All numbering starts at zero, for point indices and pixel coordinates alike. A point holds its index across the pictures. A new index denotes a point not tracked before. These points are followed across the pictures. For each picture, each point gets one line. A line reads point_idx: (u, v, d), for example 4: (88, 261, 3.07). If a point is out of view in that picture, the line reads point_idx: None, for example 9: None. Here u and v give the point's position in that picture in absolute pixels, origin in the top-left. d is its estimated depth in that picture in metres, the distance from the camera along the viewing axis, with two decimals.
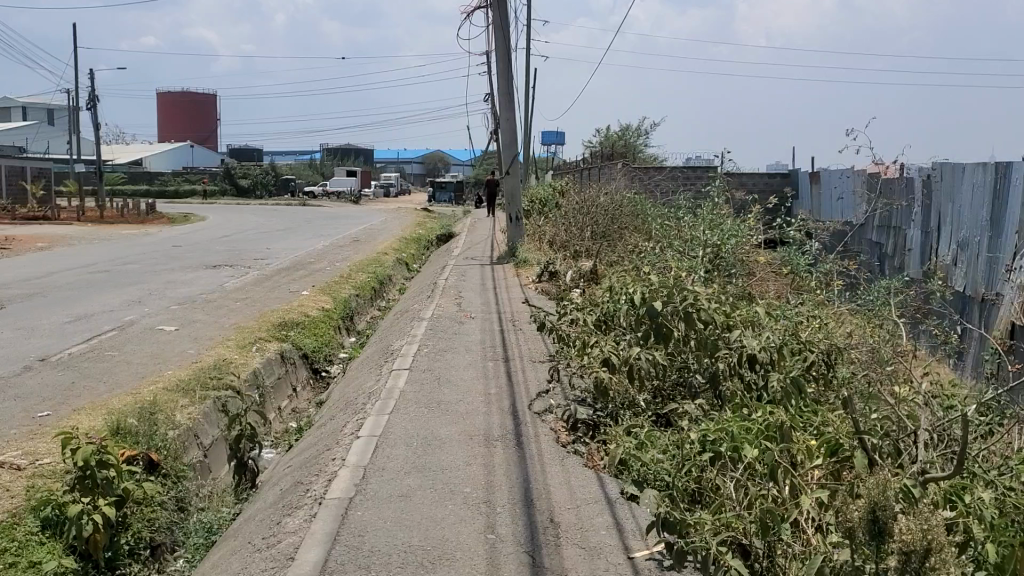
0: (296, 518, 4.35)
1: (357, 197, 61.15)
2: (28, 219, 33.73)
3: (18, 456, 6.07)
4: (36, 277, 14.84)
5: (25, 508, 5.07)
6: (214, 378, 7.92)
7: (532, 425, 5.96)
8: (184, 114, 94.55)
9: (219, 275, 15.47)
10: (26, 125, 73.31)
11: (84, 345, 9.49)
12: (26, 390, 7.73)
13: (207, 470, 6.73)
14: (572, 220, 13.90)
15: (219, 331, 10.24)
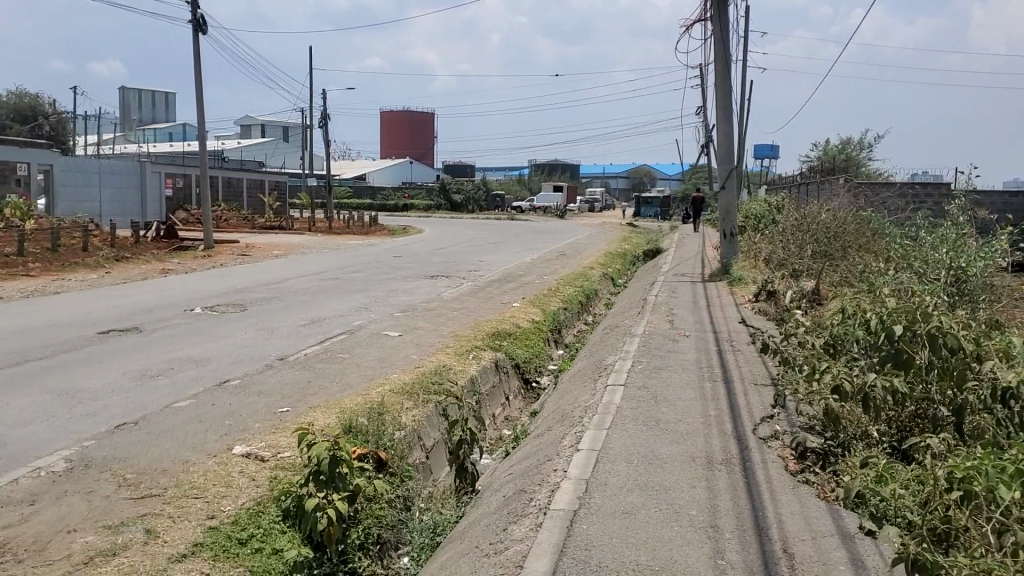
0: (522, 527, 4.39)
1: (564, 212, 61.94)
2: (265, 228, 36.52)
3: (263, 447, 6.54)
4: (275, 282, 15.97)
5: (269, 499, 5.58)
6: (435, 384, 8.20)
7: (758, 451, 5.74)
8: (403, 131, 99.26)
9: (437, 285, 16.05)
10: (265, 142, 79.54)
11: (318, 346, 10.11)
12: (268, 388, 8.29)
13: (429, 473, 6.94)
14: (791, 237, 13.39)
15: (439, 338, 10.62)
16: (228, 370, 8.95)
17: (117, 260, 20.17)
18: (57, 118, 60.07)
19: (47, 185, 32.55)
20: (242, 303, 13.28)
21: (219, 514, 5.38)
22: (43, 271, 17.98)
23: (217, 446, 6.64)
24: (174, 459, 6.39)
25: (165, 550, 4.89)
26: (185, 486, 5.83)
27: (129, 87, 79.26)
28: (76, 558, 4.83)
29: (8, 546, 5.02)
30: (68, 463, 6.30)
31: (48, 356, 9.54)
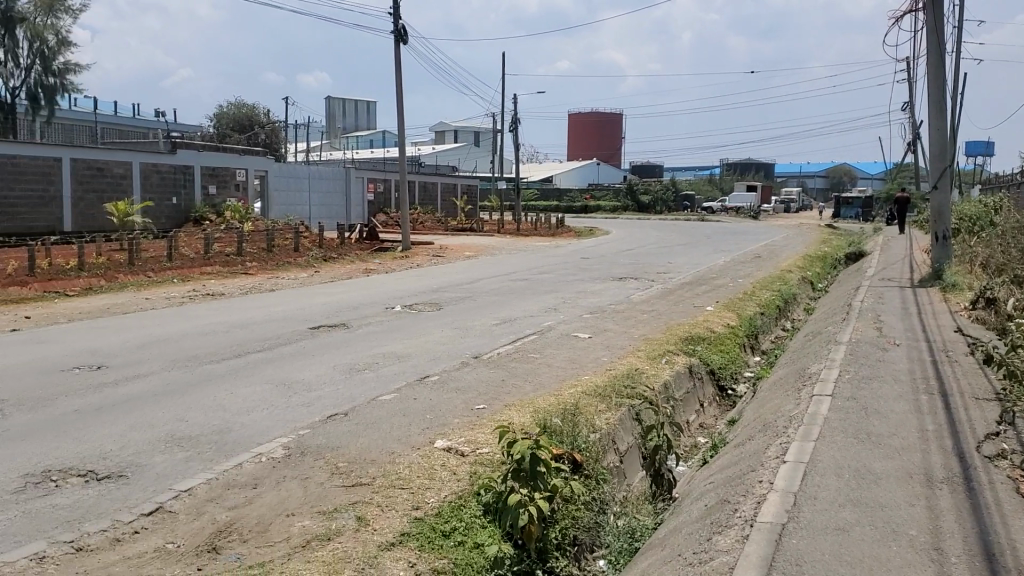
0: (727, 538, 4.28)
1: (757, 214, 60.16)
2: (458, 229, 37.61)
3: (463, 443, 6.72)
4: (469, 282, 16.41)
5: (470, 495, 5.72)
6: (628, 388, 8.14)
7: (984, 470, 5.32)
8: (592, 133, 99.64)
9: (628, 287, 15.97)
10: (457, 147, 82.00)
11: (512, 346, 10.27)
12: (466, 385, 8.51)
13: (623, 476, 6.88)
14: (1012, 240, 12.40)
15: (631, 341, 10.54)
16: (428, 366, 9.27)
17: (324, 260, 21.34)
18: (271, 127, 64.43)
19: (262, 189, 34.86)
20: (439, 303, 13.73)
21: (423, 506, 5.58)
22: (260, 270, 19.27)
23: (420, 440, 6.87)
24: (380, 450, 6.68)
25: (375, 538, 5.11)
26: (392, 477, 6.09)
27: (334, 97, 83.87)
28: (294, 542, 5.14)
29: (234, 526, 5.42)
30: (286, 449, 6.71)
31: (266, 349, 10.22)
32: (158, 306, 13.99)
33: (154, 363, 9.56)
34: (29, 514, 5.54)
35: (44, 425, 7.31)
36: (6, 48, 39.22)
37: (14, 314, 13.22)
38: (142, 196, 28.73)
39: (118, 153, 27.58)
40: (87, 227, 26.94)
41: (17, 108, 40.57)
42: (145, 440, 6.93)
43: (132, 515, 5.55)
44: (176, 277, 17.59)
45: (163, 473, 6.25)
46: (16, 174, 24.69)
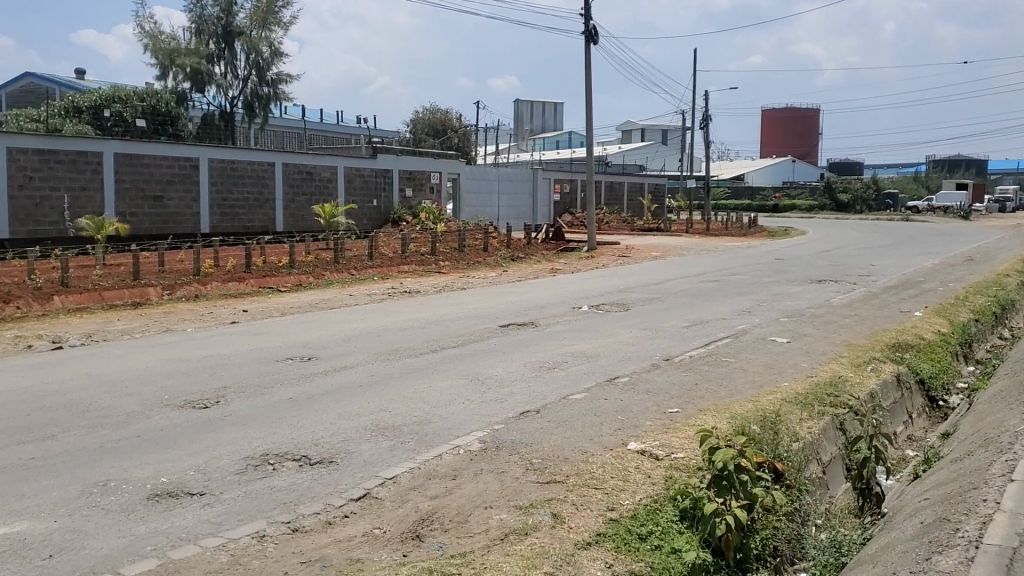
0: (948, 559, 4.00)
1: (968, 213, 56.13)
2: (645, 230, 37.29)
3: (657, 446, 6.64)
4: (658, 283, 16.25)
5: (667, 499, 5.65)
6: (831, 396, 7.78)
7: None
8: (785, 130, 96.29)
9: (825, 290, 15.32)
10: (645, 146, 81.36)
11: (704, 348, 10.08)
12: (658, 387, 8.41)
13: (825, 488, 6.58)
14: None
15: (832, 347, 10.10)
16: (619, 367, 9.24)
17: (514, 260, 21.71)
18: (464, 131, 66.23)
19: (454, 192, 35.95)
20: (627, 303, 13.67)
21: (619, 507, 5.56)
22: (452, 269, 19.84)
23: (614, 441, 6.86)
24: (575, 448, 6.71)
25: (572, 536, 5.14)
26: (587, 475, 6.11)
27: (522, 99, 85.18)
28: (493, 534, 5.26)
29: (436, 515, 5.59)
30: (482, 443, 6.86)
31: (461, 345, 10.51)
32: (360, 302, 14.69)
33: (358, 356, 10.04)
34: (251, 494, 5.93)
35: (262, 411, 7.82)
36: (226, 61, 42.33)
37: (234, 308, 14.22)
38: (345, 198, 30.25)
39: (325, 157, 29.19)
40: (296, 228, 28.68)
41: (236, 117, 43.64)
42: (351, 428, 7.28)
43: (342, 499, 5.84)
44: (376, 275, 18.38)
45: (369, 461, 6.54)
46: (236, 178, 26.63)
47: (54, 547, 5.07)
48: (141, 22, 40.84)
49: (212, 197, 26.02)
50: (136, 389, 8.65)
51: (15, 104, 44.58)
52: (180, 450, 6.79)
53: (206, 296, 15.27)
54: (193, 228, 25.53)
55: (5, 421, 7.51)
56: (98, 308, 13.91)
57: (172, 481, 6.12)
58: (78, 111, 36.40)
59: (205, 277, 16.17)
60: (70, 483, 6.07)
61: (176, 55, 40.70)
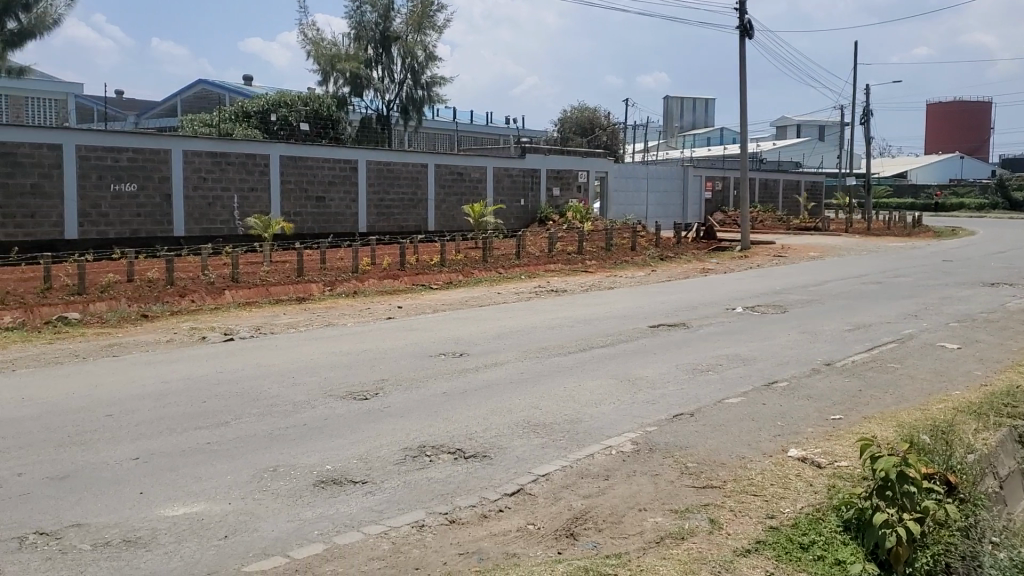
0: None
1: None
2: (801, 229, 36.06)
3: (818, 454, 6.42)
4: (816, 285, 15.69)
5: (829, 508, 5.45)
6: (1008, 407, 7.30)
7: None
8: (953, 125, 91.14)
9: (999, 293, 14.38)
10: (799, 143, 78.74)
11: (868, 353, 9.66)
12: (818, 393, 8.12)
13: (1002, 503, 6.18)
14: None
15: (1009, 354, 9.48)
16: (776, 370, 8.97)
17: (663, 259, 21.46)
18: (613, 129, 66.00)
19: (603, 190, 35.86)
20: (782, 305, 13.27)
21: (779, 515, 5.39)
22: (600, 268, 19.80)
23: (773, 447, 6.68)
24: (731, 453, 6.56)
25: (729, 542, 5.03)
26: (744, 482, 5.96)
27: (672, 96, 84.07)
28: (648, 536, 5.21)
29: (590, 515, 5.59)
30: (635, 444, 6.80)
31: (611, 344, 10.47)
32: (510, 300, 14.86)
33: (509, 353, 10.15)
34: (409, 484, 6.09)
35: (418, 405, 8.03)
36: (383, 65, 43.73)
37: (390, 304, 14.65)
38: (494, 197, 30.69)
39: (476, 158, 29.72)
40: (447, 227, 29.32)
41: (392, 120, 44.97)
42: (505, 424, 7.37)
43: (497, 494, 5.92)
44: (524, 274, 18.56)
45: (522, 457, 6.60)
46: (391, 179, 27.45)
47: (228, 528, 5.36)
48: (305, 29, 42.72)
49: (369, 197, 26.92)
50: (300, 380, 9.05)
51: (190, 109, 47.51)
52: (343, 439, 7.05)
53: (363, 293, 15.82)
54: (350, 228, 26.49)
55: (184, 407, 8.01)
56: (265, 302, 14.64)
57: (336, 469, 6.36)
58: (247, 116, 38.44)
59: (363, 275, 16.73)
60: (242, 467, 6.40)
61: (337, 60, 42.36)
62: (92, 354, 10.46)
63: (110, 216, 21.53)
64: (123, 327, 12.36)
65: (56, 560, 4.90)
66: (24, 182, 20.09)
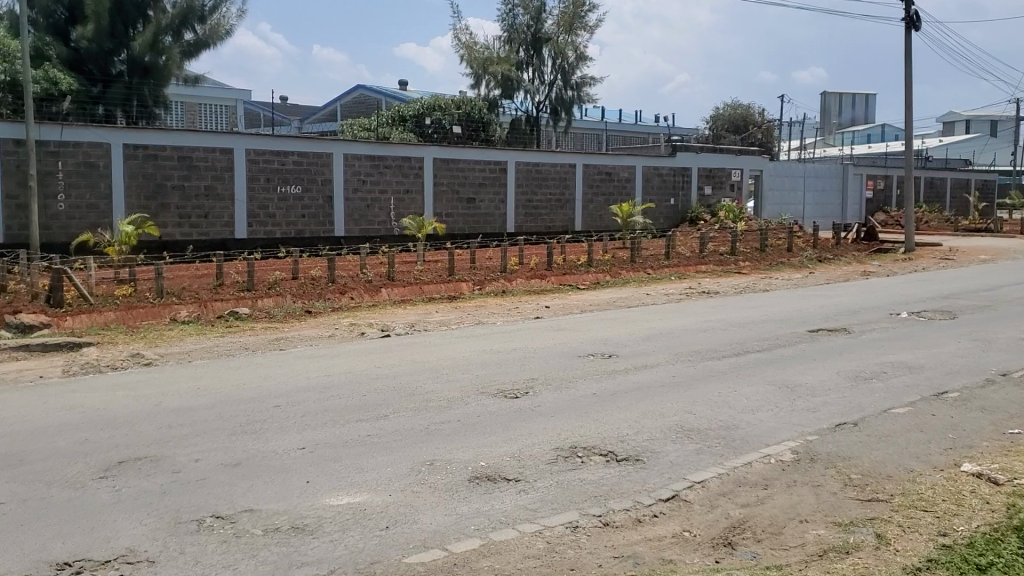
0: None
1: None
2: (970, 230, 34.08)
3: (996, 470, 6.05)
4: (989, 289, 14.78)
5: (1009, 528, 5.00)
6: None
7: None
8: None
9: None
10: (969, 138, 74.38)
11: None
12: (994, 405, 7.64)
13: None
14: None
15: None
16: (947, 380, 8.49)
17: (821, 261, 20.74)
18: (767, 127, 64.28)
19: (756, 189, 35.04)
20: (952, 310, 12.56)
21: (952, 533, 5.09)
22: (753, 270, 19.33)
23: (944, 461, 6.34)
24: (897, 466, 6.26)
25: (899, 559, 4.79)
26: (913, 496, 5.68)
27: (830, 91, 81.09)
28: (810, 549, 5.04)
29: (748, 524, 5.45)
30: (795, 454, 6.59)
31: (766, 349, 10.18)
32: (660, 302, 14.70)
33: (661, 355, 10.04)
34: (562, 484, 6.11)
35: (569, 405, 8.04)
36: (534, 67, 44.14)
37: (538, 304, 14.75)
38: (644, 197, 30.46)
39: (625, 157, 29.55)
40: (595, 227, 29.29)
41: (541, 120, 45.31)
42: (658, 428, 7.28)
43: (651, 498, 5.85)
44: (674, 274, 18.32)
45: (677, 462, 6.51)
46: (540, 179, 27.65)
47: (389, 520, 5.52)
48: (459, 33, 43.62)
49: (518, 198, 27.23)
50: (454, 377, 9.24)
51: (350, 113, 49.38)
52: (496, 436, 7.14)
53: (512, 292, 16.01)
54: (499, 228, 26.86)
55: (345, 400, 8.32)
56: (419, 300, 15.03)
57: (490, 466, 6.45)
58: (402, 120, 39.76)
59: (511, 274, 16.92)
60: (401, 460, 6.59)
61: (489, 63, 43.04)
62: (261, 347, 11.00)
63: (276, 216, 22.60)
64: (288, 322, 12.95)
65: (231, 543, 5.17)
66: (199, 184, 21.34)
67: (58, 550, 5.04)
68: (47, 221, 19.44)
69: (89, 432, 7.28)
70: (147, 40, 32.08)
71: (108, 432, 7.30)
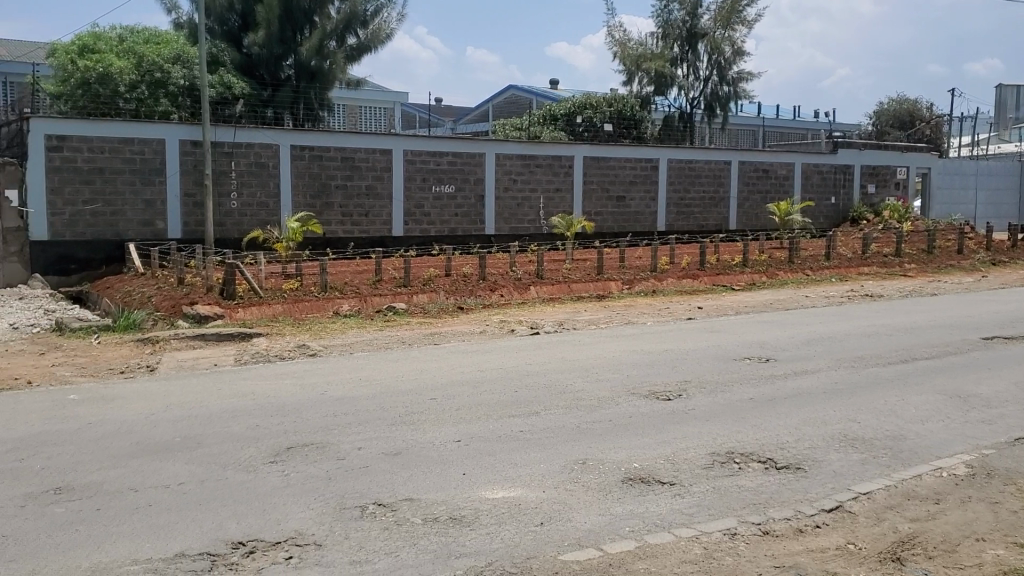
0: None
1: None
2: None
3: None
4: None
5: None
6: None
7: None
8: None
9: None
10: None
11: None
12: None
13: None
14: None
15: None
16: None
17: (995, 264, 19.53)
18: (936, 122, 61.01)
19: (923, 188, 33.42)
20: None
21: None
22: (920, 272, 18.41)
23: None
24: None
25: None
26: None
27: (1007, 84, 76.20)
28: (989, 570, 4.74)
29: (918, 540, 5.18)
30: (970, 468, 6.23)
31: (936, 356, 9.66)
32: (818, 304, 14.20)
33: (820, 360, 9.69)
34: (719, 490, 5.98)
35: (725, 409, 7.87)
36: (689, 63, 43.44)
37: (690, 304, 14.54)
38: (802, 195, 29.48)
39: (783, 154, 28.69)
40: (750, 227, 28.55)
41: (695, 117, 44.58)
42: (820, 436, 7.02)
43: (813, 509, 5.65)
44: (834, 276, 17.66)
45: (841, 472, 6.27)
46: (693, 177, 27.20)
47: (544, 516, 5.55)
48: (613, 31, 43.42)
49: (670, 197, 26.90)
50: (606, 376, 9.22)
51: (502, 113, 50.08)
52: (650, 438, 7.06)
53: (663, 292, 15.84)
54: (650, 227, 26.62)
55: (498, 395, 8.43)
56: (569, 299, 15.08)
57: (644, 468, 6.39)
58: (554, 119, 40.10)
59: (662, 273, 16.74)
60: (555, 457, 6.62)
61: (642, 60, 42.65)
62: (416, 341, 11.29)
63: (431, 215, 23.18)
64: (442, 318, 13.26)
65: (392, 531, 5.33)
66: (360, 184, 22.11)
67: (234, 530, 5.33)
68: (221, 218, 20.60)
69: (259, 418, 7.66)
70: (314, 45, 33.37)
71: (277, 418, 7.67)
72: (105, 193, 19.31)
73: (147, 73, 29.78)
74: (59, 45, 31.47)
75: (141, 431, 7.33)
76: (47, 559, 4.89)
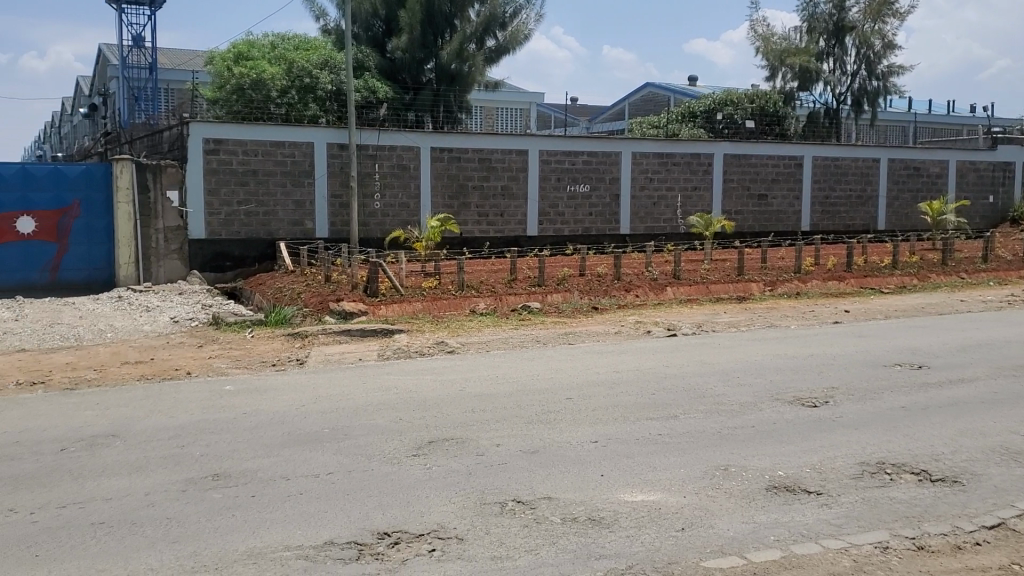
0: None
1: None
2: None
3: None
4: None
5: None
6: None
7: None
8: None
9: None
10: None
11: None
12: None
13: None
14: None
15: None
16: None
17: None
18: None
19: None
20: None
21: None
22: None
23: None
24: None
25: None
26: None
27: None
28: None
29: None
30: None
31: None
32: (975, 309, 13.47)
33: (978, 368, 9.18)
34: (870, 502, 5.76)
35: (874, 417, 7.57)
36: (836, 58, 42.01)
37: (835, 307, 14.05)
38: (957, 194, 28.03)
39: (937, 151, 27.35)
40: (899, 227, 27.35)
41: (841, 113, 43.04)
42: (978, 449, 6.66)
43: (973, 525, 5.37)
44: (992, 280, 16.71)
45: (1003, 488, 5.92)
46: (839, 175, 26.26)
47: (685, 521, 5.48)
48: (756, 25, 42.44)
49: (814, 196, 26.07)
50: (747, 380, 9.03)
51: (639, 112, 49.74)
52: (795, 446, 6.87)
53: (807, 294, 15.39)
54: (792, 227, 25.88)
55: (635, 397, 8.38)
56: (707, 300, 14.84)
57: (789, 476, 6.23)
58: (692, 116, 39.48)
59: (805, 275, 16.25)
60: (695, 462, 6.53)
61: (786, 54, 41.50)
62: (552, 341, 11.34)
63: (566, 215, 23.25)
64: (577, 318, 13.27)
65: (532, 528, 5.38)
66: (496, 184, 22.40)
67: (379, 520, 5.49)
68: (365, 218, 21.27)
69: (403, 412, 7.88)
70: (454, 48, 34.03)
71: (419, 412, 7.87)
72: (258, 193, 20.25)
73: (297, 79, 31.10)
74: (217, 54, 33.28)
75: (292, 422, 7.65)
76: (207, 541, 5.17)
